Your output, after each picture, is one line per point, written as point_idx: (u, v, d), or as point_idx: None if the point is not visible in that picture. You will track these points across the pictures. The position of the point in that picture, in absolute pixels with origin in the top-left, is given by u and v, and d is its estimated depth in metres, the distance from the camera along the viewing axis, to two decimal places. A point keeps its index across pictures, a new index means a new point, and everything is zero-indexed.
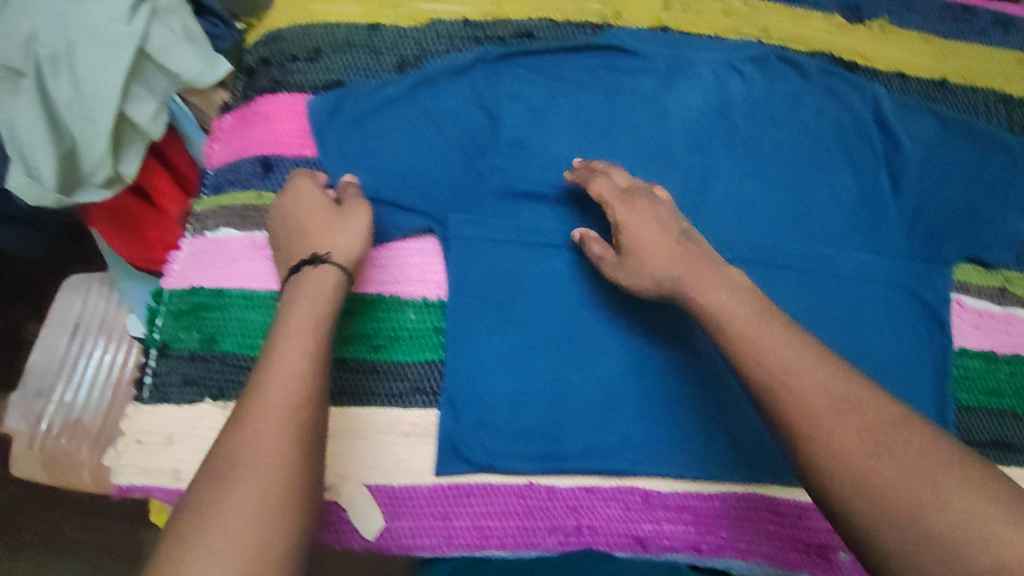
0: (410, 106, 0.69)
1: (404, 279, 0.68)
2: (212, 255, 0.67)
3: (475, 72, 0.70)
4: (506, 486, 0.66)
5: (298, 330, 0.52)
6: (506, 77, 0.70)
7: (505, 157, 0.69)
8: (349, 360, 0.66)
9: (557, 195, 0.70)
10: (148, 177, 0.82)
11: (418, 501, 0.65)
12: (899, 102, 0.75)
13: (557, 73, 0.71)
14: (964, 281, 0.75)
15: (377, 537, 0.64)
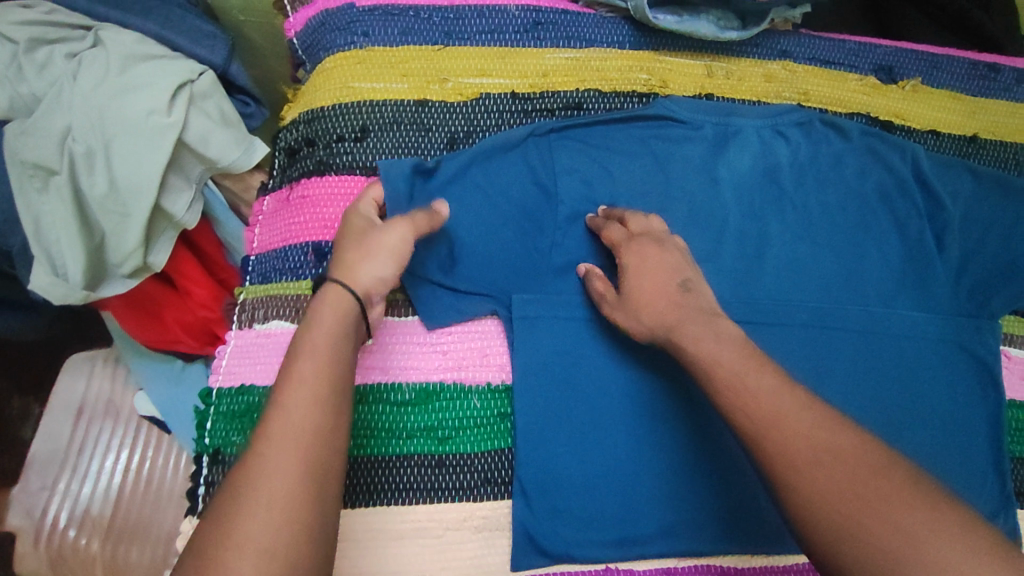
0: (466, 184, 0.67)
1: (467, 365, 0.66)
2: (265, 350, 0.64)
3: (527, 146, 0.69)
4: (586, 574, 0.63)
5: (326, 333, 0.51)
6: (559, 151, 0.70)
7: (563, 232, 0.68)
8: (415, 454, 0.63)
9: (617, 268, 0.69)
10: (172, 263, 0.77)
11: None
12: (936, 160, 0.77)
13: (608, 144, 0.71)
14: (1011, 333, 0.76)
15: None
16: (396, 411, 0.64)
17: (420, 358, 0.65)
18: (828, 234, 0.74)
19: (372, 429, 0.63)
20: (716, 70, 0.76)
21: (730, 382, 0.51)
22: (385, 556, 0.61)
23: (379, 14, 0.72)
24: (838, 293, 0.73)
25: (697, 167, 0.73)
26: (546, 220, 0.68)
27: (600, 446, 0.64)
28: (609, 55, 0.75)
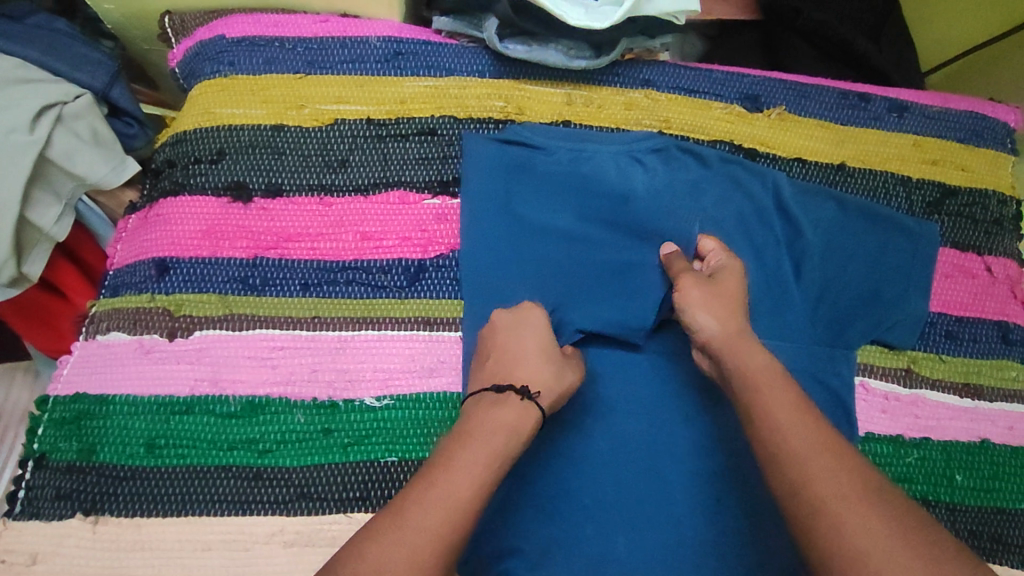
0: (554, 224, 0.74)
1: (295, 380, 0.66)
2: (100, 360, 0.66)
3: (531, 179, 0.74)
4: None
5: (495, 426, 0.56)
6: (566, 184, 0.75)
7: (598, 259, 0.73)
8: (232, 466, 0.63)
9: (642, 292, 0.71)
10: (52, 273, 0.80)
11: None
12: (798, 186, 0.77)
13: (478, 178, 0.74)
14: (868, 363, 0.73)
15: None
16: (219, 423, 0.64)
17: (249, 371, 0.66)
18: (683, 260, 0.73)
19: (194, 441, 0.63)
20: (575, 98, 0.78)
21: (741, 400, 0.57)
22: (185, 568, 0.60)
23: (246, 45, 0.76)
24: None
25: (547, 191, 0.75)
26: (575, 249, 0.73)
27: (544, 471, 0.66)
28: (468, 83, 0.77)
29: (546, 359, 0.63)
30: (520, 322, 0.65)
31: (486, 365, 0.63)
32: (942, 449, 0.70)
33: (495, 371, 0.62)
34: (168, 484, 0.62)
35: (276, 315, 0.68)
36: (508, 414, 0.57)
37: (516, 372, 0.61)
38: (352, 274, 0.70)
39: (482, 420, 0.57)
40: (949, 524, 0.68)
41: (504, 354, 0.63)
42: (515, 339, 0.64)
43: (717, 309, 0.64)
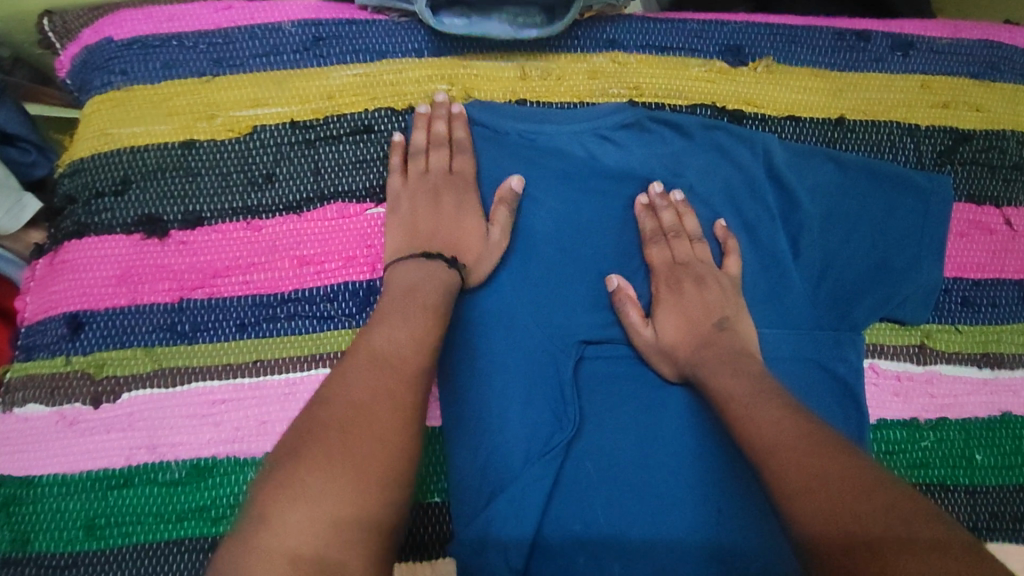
0: (541, 216, 0.65)
1: (243, 435, 0.59)
2: (21, 437, 0.59)
3: (510, 166, 0.66)
4: None
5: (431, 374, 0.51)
6: (550, 169, 0.66)
7: (589, 252, 0.65)
8: (184, 538, 0.57)
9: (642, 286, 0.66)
10: None
11: None
12: (792, 149, 0.68)
13: None
14: (879, 343, 0.66)
15: None
16: (164, 492, 0.58)
17: (189, 432, 0.59)
18: (666, 249, 0.64)
19: (137, 515, 0.57)
20: (530, 71, 0.68)
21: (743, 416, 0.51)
22: None
23: (139, 48, 0.65)
24: None
25: None
26: (571, 240, 0.65)
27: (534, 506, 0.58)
28: (404, 66, 0.67)
29: (469, 251, 0.62)
30: (440, 185, 0.63)
31: (404, 230, 0.62)
32: (959, 429, 0.65)
33: (413, 238, 0.61)
34: (115, 567, 0.56)
35: (212, 365, 0.60)
36: (425, 279, 0.57)
37: (434, 242, 0.61)
38: (294, 306, 0.62)
39: (399, 286, 0.57)
40: (968, 507, 0.64)
41: (424, 218, 0.62)
42: (431, 203, 0.62)
43: (686, 339, 0.61)
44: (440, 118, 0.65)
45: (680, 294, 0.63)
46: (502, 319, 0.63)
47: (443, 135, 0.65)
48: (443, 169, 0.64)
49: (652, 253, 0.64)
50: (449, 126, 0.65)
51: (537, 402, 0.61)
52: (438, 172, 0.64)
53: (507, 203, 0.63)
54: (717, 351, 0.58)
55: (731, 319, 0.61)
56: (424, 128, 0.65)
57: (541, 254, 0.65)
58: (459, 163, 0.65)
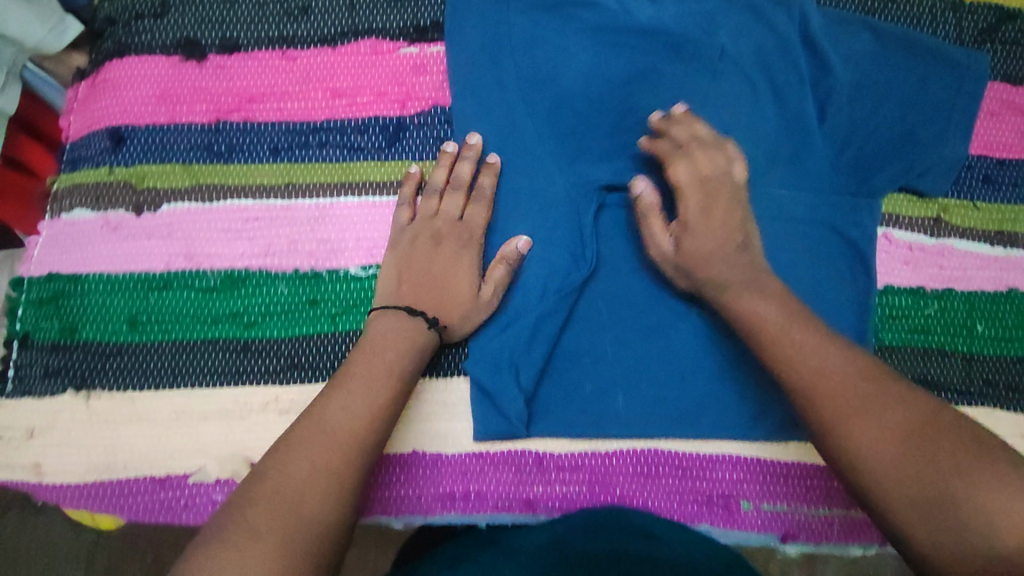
0: (570, 64, 0.65)
1: (274, 250, 0.62)
2: (70, 238, 0.63)
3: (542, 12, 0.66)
4: (455, 456, 0.62)
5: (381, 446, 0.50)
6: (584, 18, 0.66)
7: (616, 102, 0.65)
8: (220, 339, 0.62)
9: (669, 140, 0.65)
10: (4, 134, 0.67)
11: (417, 470, 0.61)
12: (829, 15, 0.68)
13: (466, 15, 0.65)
14: (895, 213, 0.67)
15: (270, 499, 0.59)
16: (201, 297, 0.62)
17: (224, 245, 0.62)
18: (691, 169, 0.60)
19: (176, 316, 0.62)
20: None
21: None
22: (185, 434, 0.60)
23: None
24: None
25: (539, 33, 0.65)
26: (599, 89, 0.65)
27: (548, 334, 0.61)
28: None
29: (499, 95, 0.64)
30: (445, 231, 0.61)
31: (397, 274, 0.60)
32: (964, 301, 0.67)
33: (407, 283, 0.60)
34: (157, 359, 0.61)
35: (247, 185, 0.63)
36: (402, 337, 0.56)
37: (428, 293, 0.59)
38: (325, 136, 0.64)
39: (376, 340, 0.56)
40: (962, 372, 0.66)
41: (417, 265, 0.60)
42: (424, 266, 0.60)
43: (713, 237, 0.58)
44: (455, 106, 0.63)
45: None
46: (524, 164, 0.64)
47: (455, 175, 0.62)
48: (452, 214, 0.62)
49: (676, 172, 0.60)
50: (451, 168, 0.63)
51: (555, 242, 0.63)
52: (445, 216, 0.62)
53: (508, 262, 0.61)
54: (740, 267, 0.57)
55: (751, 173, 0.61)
56: (436, 193, 0.62)
57: (569, 102, 0.65)
58: (472, 212, 0.62)
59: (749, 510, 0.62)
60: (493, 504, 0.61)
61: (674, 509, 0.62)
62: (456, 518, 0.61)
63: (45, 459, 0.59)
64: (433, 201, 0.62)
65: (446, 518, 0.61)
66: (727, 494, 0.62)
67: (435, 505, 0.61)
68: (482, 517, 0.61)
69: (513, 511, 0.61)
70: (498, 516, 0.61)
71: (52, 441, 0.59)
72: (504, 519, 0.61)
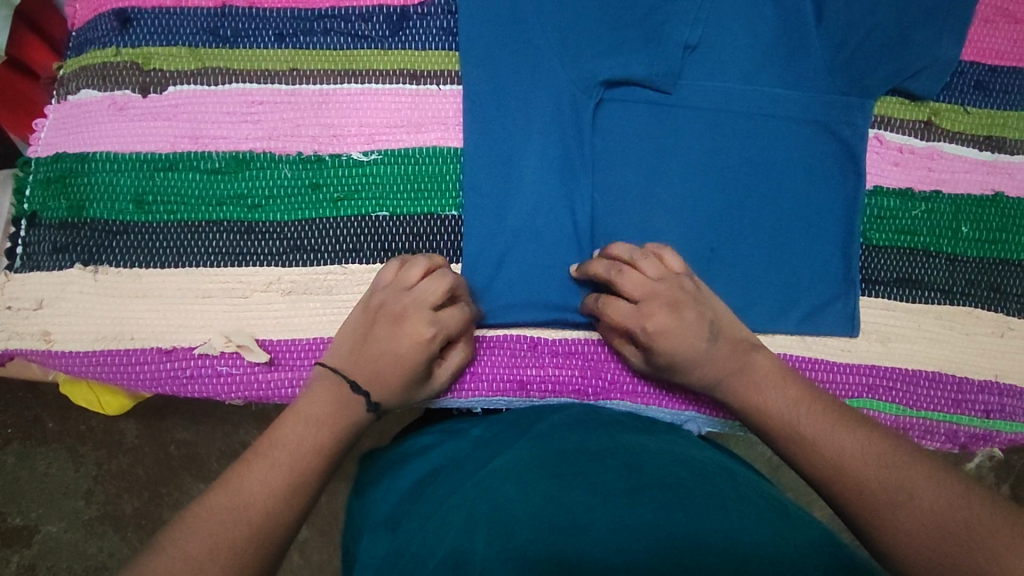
0: None
1: (278, 134, 0.63)
2: (77, 119, 0.64)
3: None
4: None
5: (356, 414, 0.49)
6: None
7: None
8: (223, 220, 0.62)
9: (667, 35, 0.65)
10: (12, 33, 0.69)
11: None
12: None
13: None
14: (886, 115, 0.68)
15: (274, 374, 0.60)
16: (206, 179, 0.63)
17: (230, 128, 0.63)
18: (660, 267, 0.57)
19: (182, 197, 0.62)
20: None
21: None
22: (187, 311, 0.61)
23: None
24: (694, 67, 0.67)
25: None
26: None
27: (545, 222, 0.63)
28: None
29: None
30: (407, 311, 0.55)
31: (357, 342, 0.56)
32: (950, 204, 0.68)
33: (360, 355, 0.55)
34: (162, 237, 0.62)
35: (253, 69, 0.64)
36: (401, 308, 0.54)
37: (373, 366, 0.54)
38: (329, 23, 0.65)
39: None
40: (946, 273, 0.67)
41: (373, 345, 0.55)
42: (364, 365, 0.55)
43: (689, 346, 0.55)
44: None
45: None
46: (524, 56, 0.65)
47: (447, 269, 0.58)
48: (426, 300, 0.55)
49: (614, 314, 0.57)
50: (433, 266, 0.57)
51: (553, 135, 0.64)
52: (417, 298, 0.55)
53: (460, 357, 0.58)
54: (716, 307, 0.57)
55: None
56: (421, 268, 0.57)
57: None
58: (448, 312, 0.56)
59: None
60: (488, 385, 0.63)
61: (663, 394, 0.64)
62: (452, 399, 0.63)
63: (55, 330, 0.61)
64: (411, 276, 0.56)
65: (442, 399, 0.63)
66: None
67: None
68: (477, 397, 0.63)
69: (506, 393, 0.63)
70: (492, 397, 0.63)
71: (60, 312, 0.60)
72: (497, 400, 0.63)
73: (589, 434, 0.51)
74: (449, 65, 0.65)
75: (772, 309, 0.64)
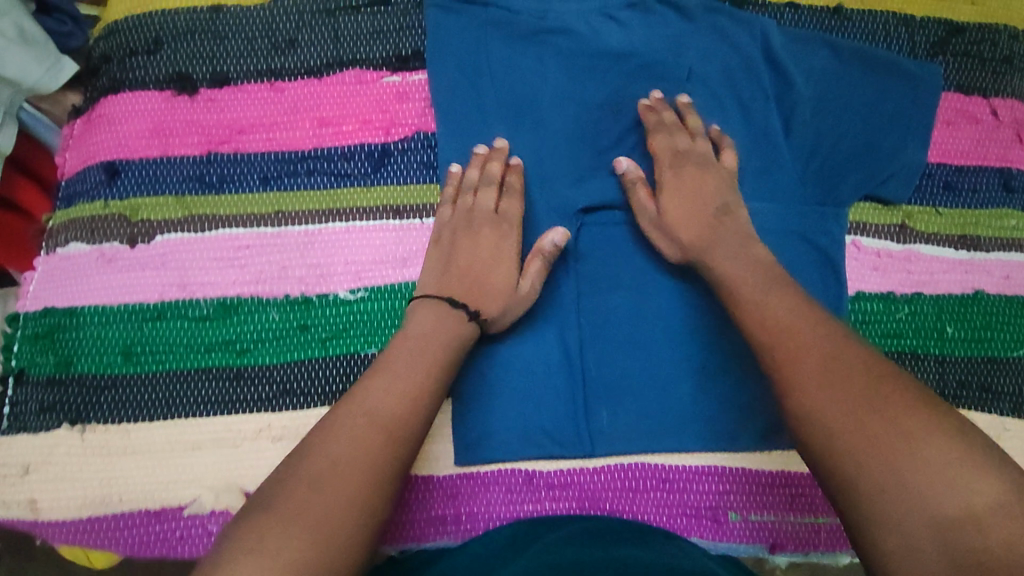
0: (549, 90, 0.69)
1: (266, 278, 0.64)
2: (64, 273, 0.64)
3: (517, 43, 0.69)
4: (448, 479, 0.63)
5: None
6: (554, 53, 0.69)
7: (592, 123, 0.69)
8: (212, 367, 0.62)
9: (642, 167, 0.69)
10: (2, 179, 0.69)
11: (413, 493, 0.63)
12: (789, 33, 0.71)
13: (443, 53, 0.68)
14: (861, 221, 0.70)
15: None
16: (194, 327, 0.63)
17: (217, 274, 0.64)
18: (668, 140, 0.67)
19: (171, 345, 0.62)
20: None
21: None
22: (177, 466, 0.60)
23: None
24: None
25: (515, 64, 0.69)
26: (574, 114, 0.69)
27: (534, 355, 0.65)
28: None
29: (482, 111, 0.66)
30: (482, 221, 0.64)
31: (441, 266, 0.63)
32: (932, 304, 0.69)
33: (447, 274, 0.62)
34: (151, 389, 0.62)
35: (240, 213, 0.64)
36: None
37: (466, 280, 0.62)
38: (313, 164, 0.66)
39: None
40: (936, 375, 0.67)
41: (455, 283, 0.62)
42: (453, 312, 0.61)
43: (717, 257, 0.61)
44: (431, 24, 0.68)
45: (699, 175, 0.65)
46: None
47: (486, 175, 0.65)
48: (488, 208, 0.64)
49: (654, 140, 0.67)
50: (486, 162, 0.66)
51: (537, 261, 0.67)
52: (483, 211, 0.64)
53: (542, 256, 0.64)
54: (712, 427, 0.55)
55: (738, 203, 0.65)
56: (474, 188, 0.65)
57: (547, 130, 0.68)
58: (506, 204, 0.65)
59: (737, 522, 0.63)
60: (486, 524, 0.62)
61: (664, 521, 0.63)
62: (451, 542, 0.62)
63: (42, 495, 0.59)
64: (468, 197, 0.65)
65: (440, 544, 0.62)
66: (716, 506, 0.63)
67: (428, 529, 0.62)
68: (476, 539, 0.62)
69: None
70: None
71: (47, 476, 0.60)
72: None
73: (583, 549, 0.50)
74: (431, 198, 0.67)
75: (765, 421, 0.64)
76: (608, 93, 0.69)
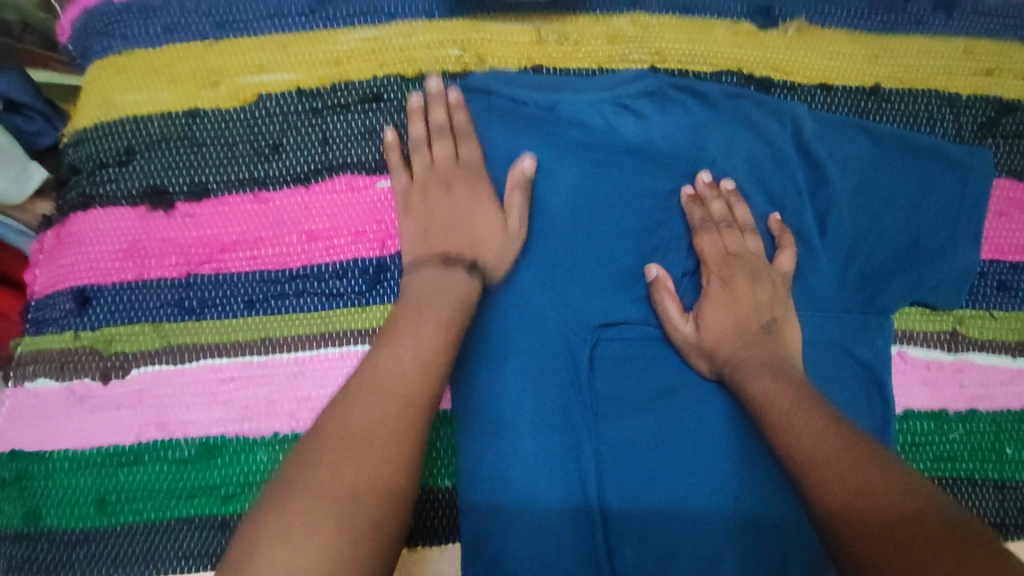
0: (559, 189, 0.62)
1: (253, 413, 0.58)
2: (32, 411, 0.58)
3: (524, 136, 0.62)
4: None
5: None
6: (565, 146, 0.62)
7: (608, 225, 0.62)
8: (195, 516, 0.56)
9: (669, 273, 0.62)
10: None
11: None
12: (823, 119, 0.64)
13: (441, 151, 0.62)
14: (907, 329, 0.63)
15: None
16: (174, 470, 0.57)
17: (199, 411, 0.58)
18: (716, 242, 0.61)
19: (149, 492, 0.57)
20: (547, 35, 0.65)
21: (780, 420, 0.50)
22: None
23: (137, 11, 0.63)
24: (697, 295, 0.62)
25: (521, 162, 0.62)
26: (588, 215, 0.62)
27: (545, 488, 0.57)
28: (416, 30, 0.64)
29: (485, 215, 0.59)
30: (450, 175, 0.60)
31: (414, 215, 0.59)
32: (988, 420, 0.62)
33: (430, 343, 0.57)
34: (129, 542, 0.56)
35: (223, 341, 0.59)
36: None
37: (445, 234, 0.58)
38: (302, 283, 0.60)
39: None
40: (996, 504, 0.61)
41: (446, 169, 0.60)
42: (443, 193, 0.59)
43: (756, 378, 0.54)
44: (437, 104, 0.61)
45: (729, 292, 0.60)
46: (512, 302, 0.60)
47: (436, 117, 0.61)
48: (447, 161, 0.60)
49: (703, 242, 0.61)
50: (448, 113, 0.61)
51: (549, 384, 0.59)
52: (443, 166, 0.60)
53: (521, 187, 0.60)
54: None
55: (779, 321, 0.58)
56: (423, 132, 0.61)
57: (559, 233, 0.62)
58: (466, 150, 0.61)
59: None
60: None
61: None
62: None
63: None
64: (423, 151, 0.60)
65: None
66: None
67: None
68: None
69: None
70: None
71: None
72: None
73: None
74: None
75: (809, 561, 0.57)
76: (626, 192, 0.62)
